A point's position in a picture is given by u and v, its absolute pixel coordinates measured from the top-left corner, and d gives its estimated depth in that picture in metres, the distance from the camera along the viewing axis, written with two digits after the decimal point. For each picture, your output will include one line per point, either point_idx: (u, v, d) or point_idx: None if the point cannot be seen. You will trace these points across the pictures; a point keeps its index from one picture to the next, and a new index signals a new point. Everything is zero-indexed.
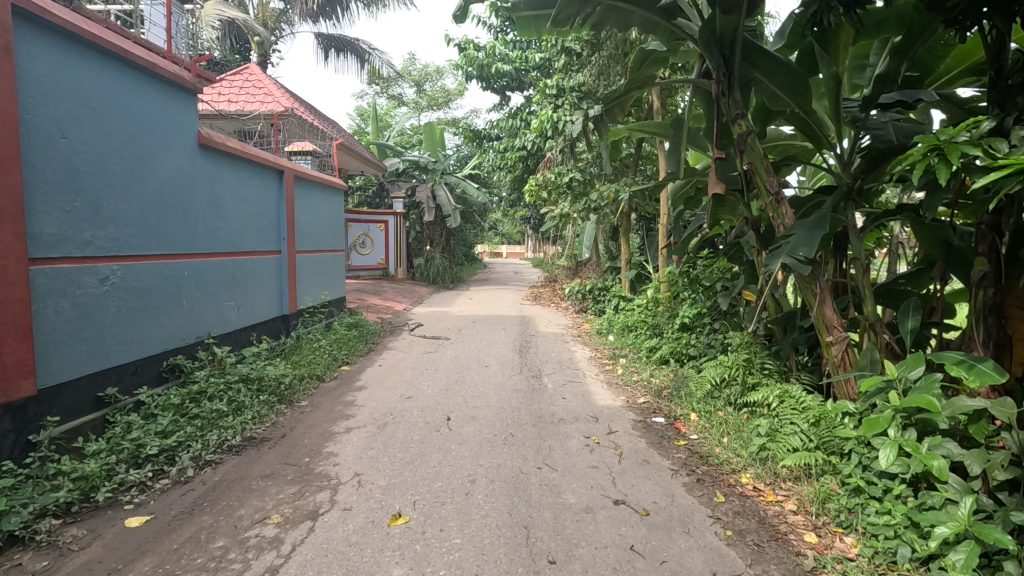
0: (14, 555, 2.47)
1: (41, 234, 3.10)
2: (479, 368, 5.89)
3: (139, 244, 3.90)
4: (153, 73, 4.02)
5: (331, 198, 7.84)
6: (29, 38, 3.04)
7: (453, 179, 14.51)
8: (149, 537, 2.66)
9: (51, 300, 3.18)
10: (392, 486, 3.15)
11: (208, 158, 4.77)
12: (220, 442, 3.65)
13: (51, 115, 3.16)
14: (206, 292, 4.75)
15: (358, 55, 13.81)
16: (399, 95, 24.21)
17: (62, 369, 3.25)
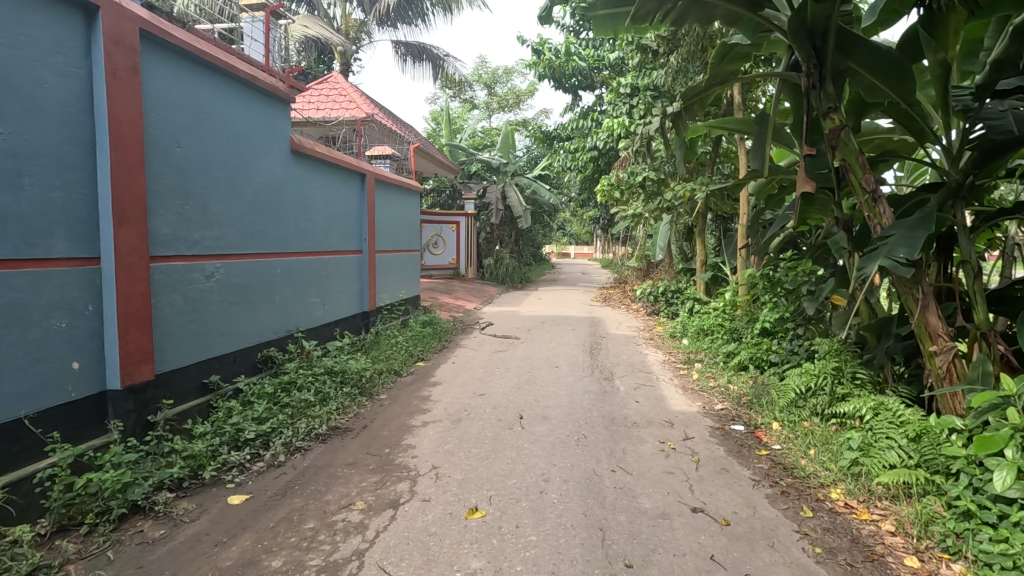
0: (137, 522, 2.75)
1: (158, 235, 3.43)
2: (550, 368, 5.90)
3: (238, 244, 4.22)
4: (253, 85, 4.33)
5: (408, 199, 8.14)
6: (152, 57, 3.36)
7: (524, 180, 14.59)
8: (248, 514, 2.88)
9: (166, 295, 3.51)
10: (468, 480, 3.23)
11: (299, 163, 5.08)
12: (309, 430, 3.89)
13: (169, 127, 3.49)
14: (295, 288, 5.06)
15: (433, 62, 14.24)
16: (471, 98, 24.65)
17: (174, 357, 3.58)
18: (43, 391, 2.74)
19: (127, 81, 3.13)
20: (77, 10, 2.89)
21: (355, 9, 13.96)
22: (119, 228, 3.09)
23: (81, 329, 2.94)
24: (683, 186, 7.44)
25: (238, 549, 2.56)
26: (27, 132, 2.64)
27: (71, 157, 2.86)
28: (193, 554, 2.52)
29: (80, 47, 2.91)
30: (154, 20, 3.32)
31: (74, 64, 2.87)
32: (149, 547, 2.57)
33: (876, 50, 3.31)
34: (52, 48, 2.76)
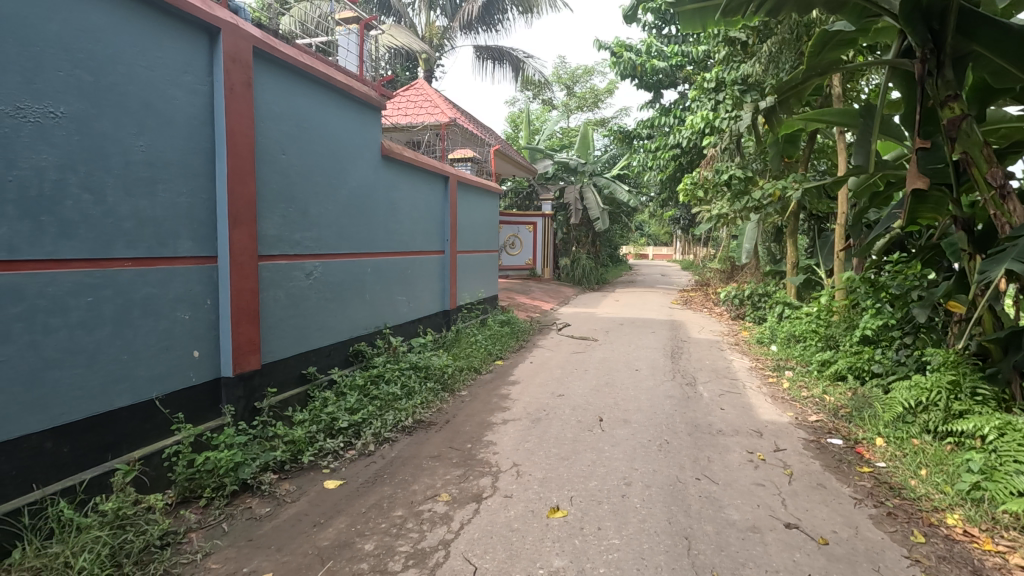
0: (246, 499, 3.01)
1: (266, 235, 3.72)
2: (629, 371, 5.80)
3: (333, 244, 4.49)
4: (349, 95, 4.59)
5: (487, 201, 8.28)
6: (263, 73, 3.65)
7: (602, 180, 14.30)
8: (342, 498, 3.06)
9: (272, 291, 3.80)
10: (549, 479, 3.25)
11: (388, 167, 5.32)
12: (396, 422, 4.07)
13: (276, 136, 3.78)
14: (383, 286, 5.31)
15: (513, 64, 14.42)
16: (550, 99, 24.67)
17: (277, 349, 3.87)
18: (170, 376, 3.06)
19: (242, 95, 3.43)
20: (202, 32, 3.21)
21: (439, 17, 14.39)
22: (233, 229, 3.39)
23: (201, 321, 3.25)
24: (773, 184, 7.04)
25: (334, 530, 2.73)
26: (160, 144, 2.95)
27: (195, 165, 3.17)
28: (295, 532, 2.71)
29: (203, 66, 3.21)
30: (265, 38, 3.60)
31: (199, 82, 3.19)
32: (257, 522, 2.80)
33: (1006, 29, 2.95)
34: (180, 68, 3.07)
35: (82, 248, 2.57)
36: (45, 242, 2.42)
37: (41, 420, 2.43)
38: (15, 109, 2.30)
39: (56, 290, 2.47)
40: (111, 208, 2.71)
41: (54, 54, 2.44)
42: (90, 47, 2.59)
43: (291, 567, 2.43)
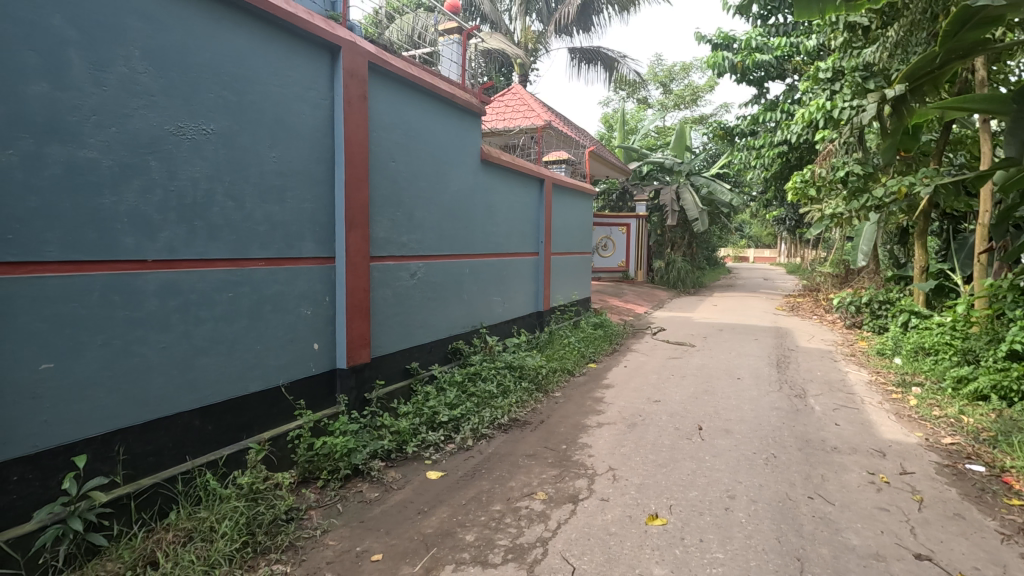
0: (358, 483, 3.24)
1: (377, 238, 3.98)
2: (731, 380, 5.52)
3: (435, 246, 4.69)
4: (453, 103, 4.78)
5: (581, 202, 8.24)
6: (376, 85, 3.90)
7: (700, 179, 13.72)
8: (444, 489, 3.19)
9: (381, 290, 4.05)
10: (646, 486, 3.19)
11: (487, 171, 5.47)
12: (492, 419, 4.17)
13: (387, 145, 4.02)
14: (480, 287, 5.47)
15: (608, 64, 14.24)
16: (645, 97, 24.05)
17: (384, 344, 4.11)
18: (294, 366, 3.36)
19: (358, 108, 3.69)
20: (324, 50, 3.48)
21: (534, 21, 14.53)
22: (349, 232, 3.65)
23: (320, 316, 3.54)
24: (898, 180, 6.38)
25: (437, 519, 2.86)
26: (289, 155, 3.25)
27: (317, 173, 3.46)
28: (401, 517, 2.87)
29: (325, 81, 3.49)
30: (379, 53, 3.84)
31: (321, 97, 3.47)
32: (368, 506, 2.99)
33: None
34: (306, 85, 3.36)
35: (225, 249, 2.90)
36: (197, 243, 2.75)
37: (191, 400, 2.77)
38: (176, 128, 2.64)
39: (205, 286, 2.80)
40: (249, 213, 3.03)
41: (206, 78, 2.77)
42: (234, 71, 2.91)
43: (399, 549, 2.58)
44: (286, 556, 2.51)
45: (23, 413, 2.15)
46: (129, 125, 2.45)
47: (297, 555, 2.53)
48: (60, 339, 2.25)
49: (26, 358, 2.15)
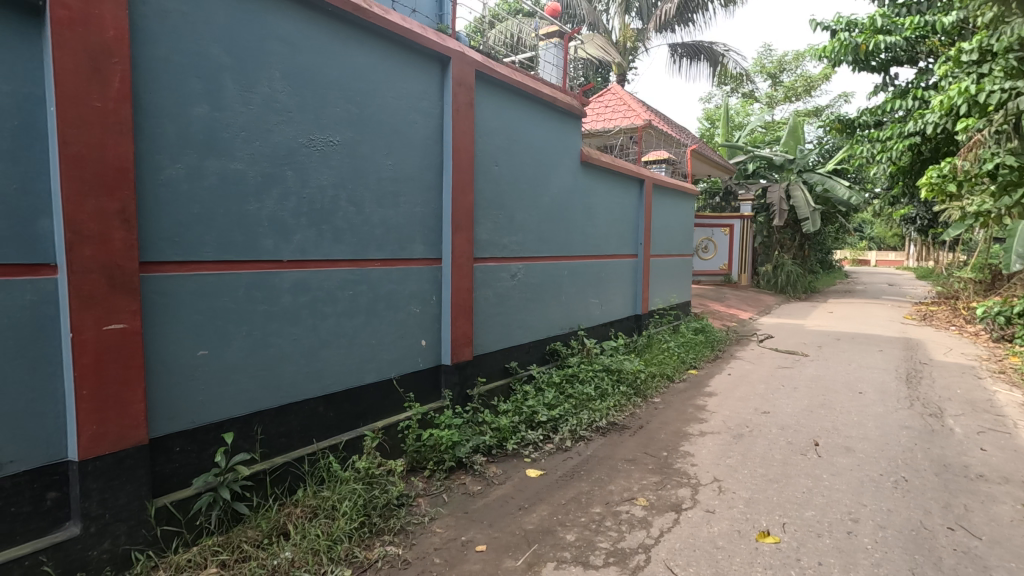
0: (462, 475, 3.38)
1: (480, 240, 4.12)
2: (850, 394, 5.06)
3: (535, 247, 4.76)
4: (554, 106, 4.82)
5: (683, 202, 7.96)
6: (482, 92, 4.04)
7: (814, 177, 12.71)
8: (544, 488, 3.24)
9: (483, 290, 4.18)
10: (756, 500, 3.02)
11: (586, 173, 5.46)
12: (591, 422, 4.15)
13: (490, 150, 4.14)
14: (578, 289, 5.46)
15: (711, 59, 13.63)
16: (752, 91, 22.73)
17: (485, 343, 4.24)
18: (404, 361, 3.57)
19: (465, 115, 3.84)
20: (435, 62, 3.67)
21: (634, 19, 14.24)
22: (454, 235, 3.81)
23: (428, 314, 3.73)
24: None
25: (538, 516, 2.90)
26: (402, 162, 3.46)
27: (427, 179, 3.65)
28: (503, 512, 2.95)
29: (435, 91, 3.68)
30: (485, 62, 3.98)
31: (432, 106, 3.66)
32: (471, 498, 3.11)
33: None
34: (418, 96, 3.56)
35: (347, 250, 3.14)
36: (323, 245, 3.01)
37: (316, 387, 3.03)
38: (309, 140, 2.91)
39: (329, 284, 3.06)
40: (368, 217, 3.26)
41: (333, 93, 3.02)
42: (357, 86, 3.15)
43: (502, 542, 2.65)
44: (398, 538, 2.68)
45: (184, 393, 2.47)
46: (270, 139, 2.74)
47: (407, 539, 2.68)
48: (214, 329, 2.56)
49: (187, 345, 2.47)
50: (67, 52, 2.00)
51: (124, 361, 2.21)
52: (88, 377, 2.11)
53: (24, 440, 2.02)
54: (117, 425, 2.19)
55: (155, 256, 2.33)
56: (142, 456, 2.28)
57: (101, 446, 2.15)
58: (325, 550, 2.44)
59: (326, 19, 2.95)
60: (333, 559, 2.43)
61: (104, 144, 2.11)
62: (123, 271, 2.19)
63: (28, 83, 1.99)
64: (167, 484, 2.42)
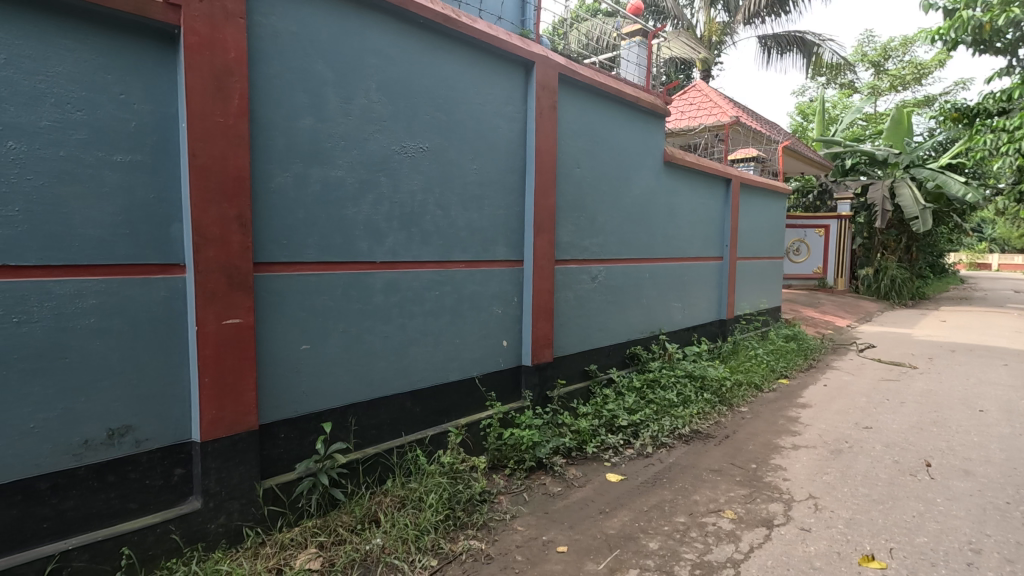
0: (542, 476, 3.40)
1: (561, 242, 4.13)
2: (969, 412, 4.58)
3: (617, 249, 4.70)
4: (638, 106, 4.75)
5: (773, 202, 7.55)
6: (565, 95, 4.05)
7: (924, 172, 11.61)
8: (625, 493, 3.19)
9: (564, 292, 4.19)
10: (857, 521, 2.82)
11: (670, 173, 5.32)
12: (673, 428, 4.04)
13: (572, 151, 4.15)
14: (660, 292, 5.33)
15: (805, 49, 12.82)
16: (852, 82, 21.10)
17: (565, 345, 4.24)
18: (486, 360, 3.65)
19: (548, 118, 3.87)
20: (520, 67, 3.73)
21: (719, 12, 13.66)
22: (536, 237, 3.84)
23: (509, 315, 3.79)
24: None
25: (619, 521, 2.87)
26: (487, 166, 3.55)
27: (510, 182, 3.71)
28: (584, 514, 2.95)
29: (519, 95, 3.74)
30: (568, 64, 3.99)
31: (516, 111, 3.72)
32: (552, 498, 3.12)
33: None
34: (503, 101, 3.63)
35: (434, 252, 3.26)
36: (413, 247, 3.15)
37: (405, 383, 3.17)
38: (401, 147, 3.06)
39: (418, 285, 3.19)
40: (454, 220, 3.37)
41: (424, 102, 3.15)
42: (445, 94, 3.27)
43: (583, 545, 2.65)
44: (481, 533, 2.74)
45: (289, 384, 2.66)
46: (366, 147, 2.90)
47: (490, 535, 2.74)
48: (315, 326, 2.75)
49: (292, 340, 2.67)
50: (196, 74, 2.23)
51: (239, 353, 2.42)
52: (210, 366, 2.33)
53: (156, 421, 2.27)
54: (232, 411, 2.41)
55: (266, 257, 2.54)
56: (253, 440, 2.49)
57: (219, 429, 2.37)
58: (413, 538, 2.55)
59: (418, 32, 3.09)
60: (421, 548, 2.53)
61: (225, 155, 2.33)
62: (240, 271, 2.41)
63: (164, 103, 2.24)
64: (274, 467, 2.63)
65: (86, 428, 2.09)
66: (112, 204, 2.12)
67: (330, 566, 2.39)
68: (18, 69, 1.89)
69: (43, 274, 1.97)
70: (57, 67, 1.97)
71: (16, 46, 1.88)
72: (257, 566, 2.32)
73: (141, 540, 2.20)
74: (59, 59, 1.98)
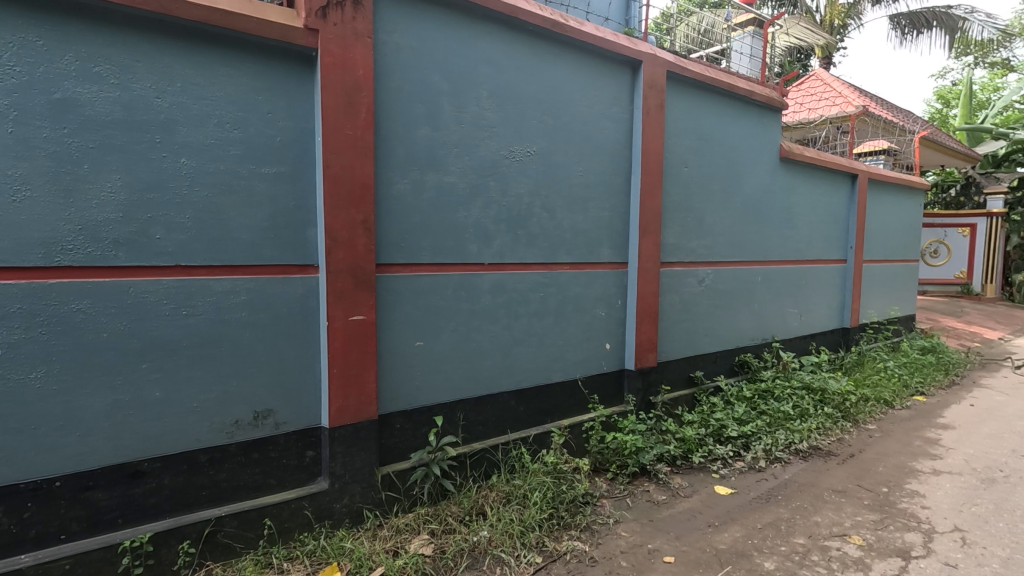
0: (645, 483, 3.33)
1: (667, 244, 4.01)
2: None
3: (727, 251, 4.48)
4: (751, 100, 4.50)
5: (907, 200, 6.80)
6: (673, 93, 3.94)
7: None
8: (736, 507, 3.04)
9: (669, 295, 4.07)
10: (1017, 562, 2.47)
11: (787, 169, 4.98)
12: (789, 443, 3.78)
13: (680, 150, 4.02)
14: (774, 296, 5.01)
15: (949, 26, 11.39)
16: (1007, 60, 18.45)
17: (669, 350, 4.12)
18: (589, 362, 3.64)
19: (656, 117, 3.78)
20: (627, 66, 3.68)
21: None
22: (642, 238, 3.77)
23: (613, 317, 3.75)
24: None
25: (730, 537, 2.74)
26: (592, 168, 3.54)
27: (615, 183, 3.68)
28: (691, 526, 2.85)
29: (626, 95, 3.69)
30: (677, 61, 3.88)
31: (622, 111, 3.68)
32: (656, 507, 3.05)
33: None
34: (609, 101, 3.61)
35: (540, 254, 3.31)
36: (519, 249, 3.22)
37: (510, 382, 3.25)
38: (509, 152, 3.14)
39: (523, 286, 3.26)
40: (559, 223, 3.40)
41: (532, 107, 3.22)
42: (553, 98, 3.31)
43: (691, 557, 2.56)
44: (584, 535, 2.74)
45: (404, 378, 2.83)
46: (477, 153, 3.01)
47: (594, 537, 2.74)
48: (428, 324, 2.90)
49: (407, 336, 2.83)
50: (329, 91, 2.45)
51: (363, 348, 2.62)
52: (337, 359, 2.54)
53: (292, 406, 2.52)
54: (356, 400, 2.61)
55: (386, 259, 2.72)
56: (373, 429, 2.68)
57: (344, 417, 2.58)
58: (519, 534, 2.61)
59: (527, 38, 3.16)
60: (526, 544, 2.58)
61: (353, 165, 2.53)
62: (364, 271, 2.60)
63: (303, 119, 2.48)
64: (391, 455, 2.81)
65: (236, 409, 2.37)
66: (260, 211, 2.39)
67: (441, 553, 2.51)
68: (189, 95, 2.19)
69: (206, 273, 2.26)
70: (219, 92, 2.25)
71: (189, 76, 2.18)
72: (376, 546, 2.50)
73: (279, 513, 2.45)
74: (221, 85, 2.26)
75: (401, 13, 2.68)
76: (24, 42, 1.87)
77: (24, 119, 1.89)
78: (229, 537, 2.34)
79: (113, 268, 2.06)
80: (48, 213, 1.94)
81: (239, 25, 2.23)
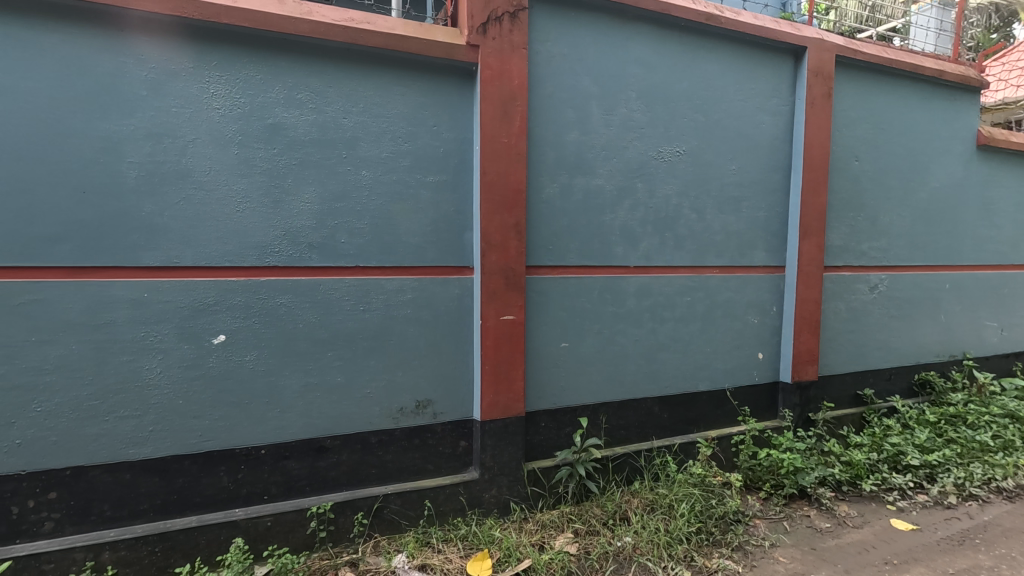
0: (805, 506, 3.05)
1: (832, 246, 3.65)
2: None
3: (906, 254, 3.95)
4: (940, 81, 3.93)
5: None
6: (842, 79, 3.57)
7: None
8: (920, 546, 2.67)
9: (834, 302, 3.69)
10: None
11: (987, 158, 4.26)
12: (987, 478, 3.23)
13: (850, 142, 3.63)
14: (966, 307, 4.31)
15: None
16: None
17: (833, 363, 3.74)
18: (739, 372, 3.44)
19: (822, 107, 3.45)
20: (789, 54, 3.41)
21: None
22: (803, 239, 3.46)
23: (767, 325, 3.50)
24: None
25: None
26: (746, 166, 3.34)
27: (773, 181, 3.43)
28: (864, 561, 2.55)
29: (787, 86, 3.42)
30: (848, 44, 3.52)
31: (782, 103, 3.42)
32: (820, 534, 2.78)
33: None
34: (767, 94, 3.37)
35: (688, 257, 3.20)
36: (666, 252, 3.14)
37: (654, 388, 3.17)
38: (658, 152, 3.07)
39: (670, 290, 3.17)
40: (709, 224, 3.25)
41: (683, 105, 3.11)
42: (705, 94, 3.17)
43: None
44: (737, 555, 2.59)
45: (550, 377, 2.90)
46: (625, 155, 2.99)
47: (747, 559, 2.57)
48: (574, 325, 2.94)
49: (554, 337, 2.89)
50: (488, 102, 2.59)
51: (513, 346, 2.73)
52: (489, 356, 2.68)
53: (448, 398, 2.70)
54: (505, 397, 2.73)
55: (536, 261, 2.81)
56: (520, 425, 2.78)
57: (494, 411, 2.71)
58: (666, 545, 2.54)
59: (678, 35, 3.07)
60: (673, 556, 2.50)
61: (507, 172, 2.65)
62: (515, 273, 2.71)
63: (463, 130, 2.65)
64: (536, 451, 2.90)
65: (401, 397, 2.60)
66: (425, 217, 2.59)
67: (586, 553, 2.53)
68: (370, 115, 2.45)
69: (380, 273, 2.52)
70: (393, 109, 2.49)
71: (369, 97, 2.44)
72: (523, 538, 2.59)
73: (436, 496, 2.65)
74: (395, 103, 2.49)
75: (555, 22, 2.75)
76: (248, 78, 2.23)
77: (246, 142, 2.25)
78: (394, 514, 2.57)
79: (309, 268, 2.38)
80: (261, 221, 2.29)
81: (411, 48, 2.44)
